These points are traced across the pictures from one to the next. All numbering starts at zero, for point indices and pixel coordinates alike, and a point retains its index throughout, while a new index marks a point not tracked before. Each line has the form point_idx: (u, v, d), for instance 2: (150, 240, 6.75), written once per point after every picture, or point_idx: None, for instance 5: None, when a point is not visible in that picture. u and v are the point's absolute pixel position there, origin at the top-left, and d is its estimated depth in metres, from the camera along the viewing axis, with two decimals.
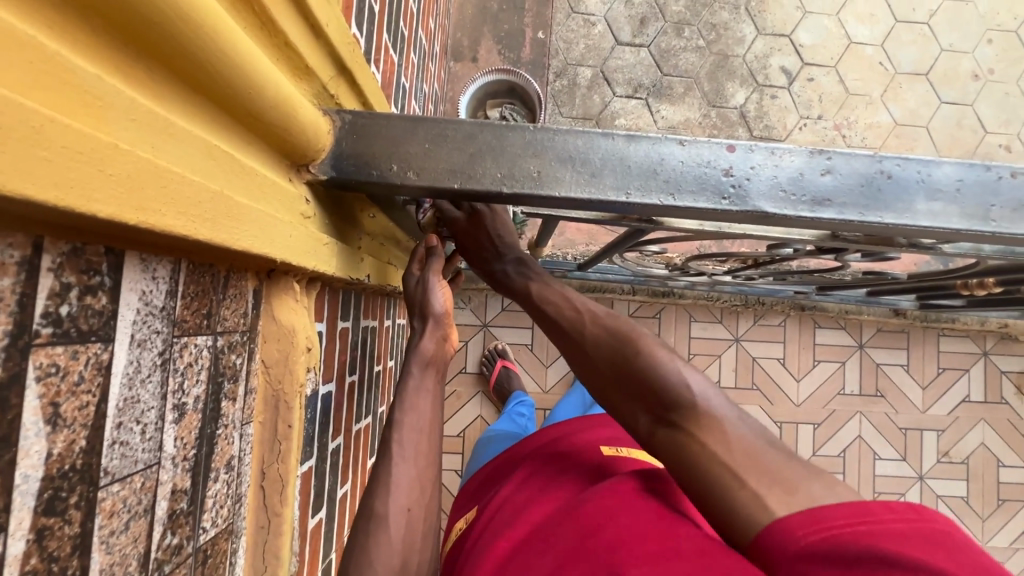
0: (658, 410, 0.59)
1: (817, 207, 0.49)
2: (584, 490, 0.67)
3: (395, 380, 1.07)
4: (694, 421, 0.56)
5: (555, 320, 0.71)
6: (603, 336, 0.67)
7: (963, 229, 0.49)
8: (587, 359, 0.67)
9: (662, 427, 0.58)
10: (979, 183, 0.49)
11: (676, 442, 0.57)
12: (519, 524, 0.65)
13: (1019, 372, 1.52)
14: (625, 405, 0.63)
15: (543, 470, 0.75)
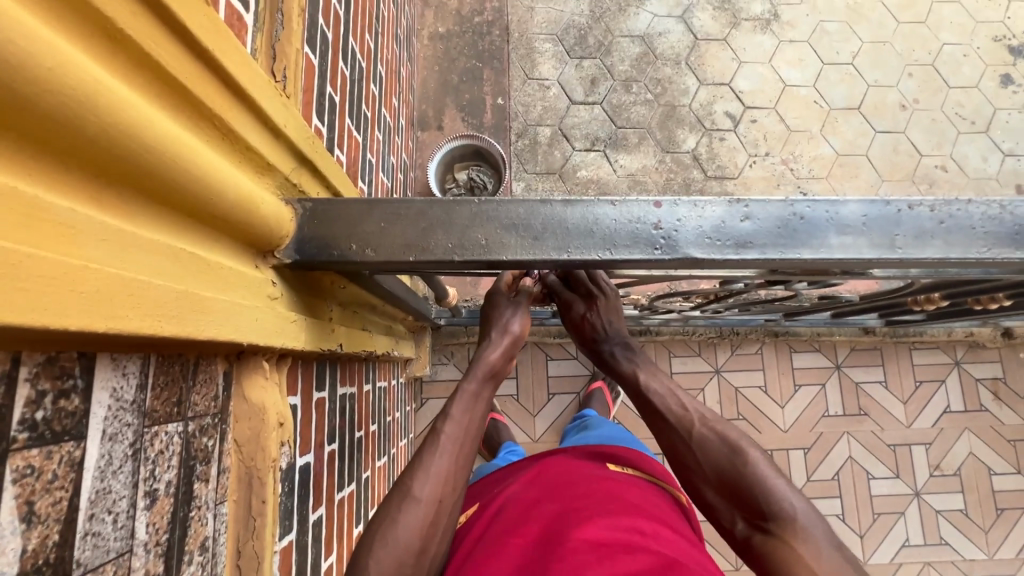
0: (755, 513, 0.63)
1: (741, 249, 0.54)
2: (601, 500, 0.72)
3: (379, 444, 1.08)
4: (787, 532, 0.60)
5: (659, 412, 0.74)
6: (706, 434, 0.69)
7: (874, 258, 0.54)
8: (687, 460, 0.70)
9: (758, 532, 0.63)
10: (881, 216, 0.55)
11: (761, 546, 0.61)
12: (531, 523, 0.70)
13: (993, 378, 1.56)
14: (719, 501, 0.67)
15: (555, 479, 0.81)
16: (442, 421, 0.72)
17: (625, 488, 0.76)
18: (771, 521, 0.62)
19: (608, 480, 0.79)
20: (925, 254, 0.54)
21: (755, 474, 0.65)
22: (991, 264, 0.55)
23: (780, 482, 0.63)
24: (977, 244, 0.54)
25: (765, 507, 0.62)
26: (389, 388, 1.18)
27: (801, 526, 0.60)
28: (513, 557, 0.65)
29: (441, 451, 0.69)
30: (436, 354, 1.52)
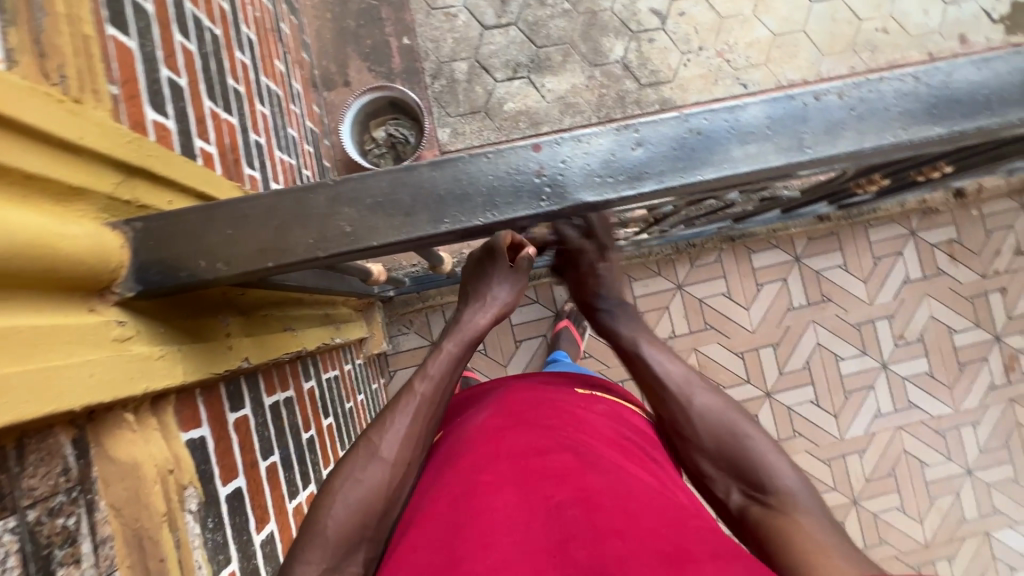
0: (749, 483, 0.62)
1: (636, 182, 0.48)
2: (576, 432, 0.69)
3: (343, 433, 1.05)
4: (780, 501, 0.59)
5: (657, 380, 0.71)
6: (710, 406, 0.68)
7: (783, 164, 0.49)
8: (690, 430, 0.68)
9: (753, 502, 0.61)
10: (786, 115, 0.49)
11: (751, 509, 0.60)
12: (502, 461, 0.64)
13: (949, 241, 1.56)
14: (713, 467, 0.66)
15: (522, 406, 0.75)
16: (418, 377, 0.70)
17: (597, 420, 0.73)
18: (767, 491, 0.61)
19: (583, 412, 0.74)
20: (837, 149, 0.49)
21: (756, 447, 0.64)
22: (909, 146, 0.50)
23: (773, 455, 0.63)
24: (891, 127, 0.49)
25: (763, 478, 0.62)
26: (344, 373, 1.14)
27: (796, 497, 0.59)
28: (488, 500, 0.59)
29: (407, 409, 0.68)
30: (395, 326, 1.47)
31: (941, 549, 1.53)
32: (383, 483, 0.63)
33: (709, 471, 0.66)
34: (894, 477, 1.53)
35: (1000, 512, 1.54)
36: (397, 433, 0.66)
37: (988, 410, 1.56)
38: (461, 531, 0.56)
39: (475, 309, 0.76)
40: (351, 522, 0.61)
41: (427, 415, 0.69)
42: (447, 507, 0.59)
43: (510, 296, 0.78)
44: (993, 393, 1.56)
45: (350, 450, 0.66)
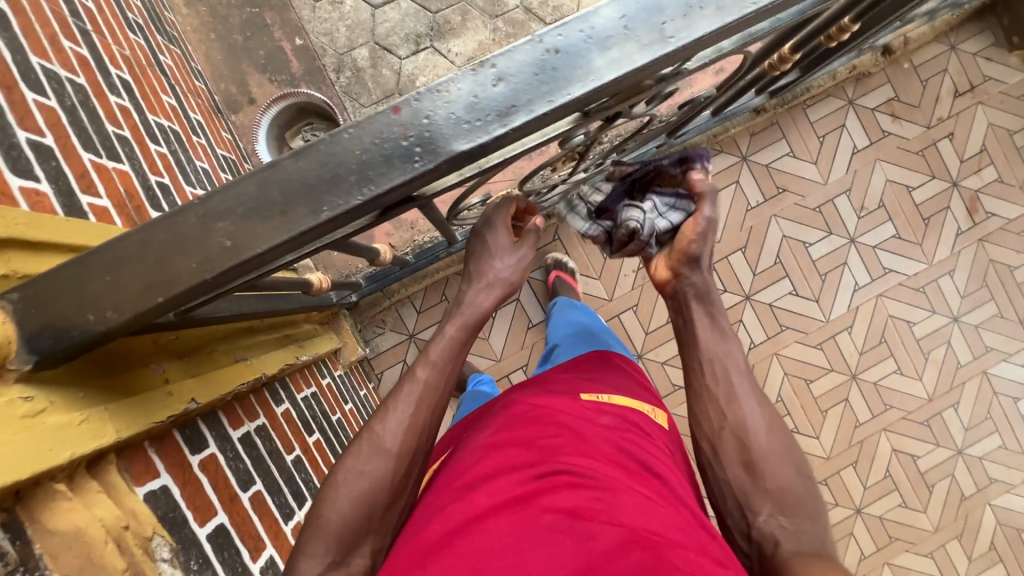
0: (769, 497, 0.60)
1: (506, 119, 0.46)
2: (568, 450, 0.66)
3: (336, 445, 1.05)
4: (806, 545, 0.56)
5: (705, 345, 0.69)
6: (766, 431, 0.64)
7: (649, 60, 0.47)
8: (751, 454, 0.62)
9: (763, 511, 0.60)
10: (640, 9, 0.46)
11: (779, 541, 0.57)
12: (498, 481, 0.62)
13: (888, 101, 1.55)
14: (757, 492, 0.60)
15: (518, 422, 0.72)
16: (421, 364, 0.69)
17: (596, 433, 0.70)
18: (801, 529, 0.57)
19: (582, 424, 0.71)
20: (700, 31, 0.47)
21: (805, 488, 0.61)
22: (774, 9, 0.48)
23: (810, 500, 0.60)
24: None
25: (780, 491, 0.60)
26: (324, 388, 1.13)
27: (823, 548, 0.56)
28: (480, 520, 0.57)
29: (406, 403, 0.67)
30: (369, 329, 1.46)
31: (944, 399, 1.57)
32: (387, 473, 0.64)
33: (750, 497, 0.60)
34: (886, 344, 1.56)
35: (993, 349, 1.58)
36: (395, 424, 0.66)
37: (962, 256, 1.57)
38: (447, 552, 0.54)
39: (477, 288, 0.69)
40: (356, 514, 0.62)
41: (428, 409, 0.68)
42: (434, 529, 0.58)
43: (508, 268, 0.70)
44: (962, 238, 1.57)
45: (355, 442, 0.66)
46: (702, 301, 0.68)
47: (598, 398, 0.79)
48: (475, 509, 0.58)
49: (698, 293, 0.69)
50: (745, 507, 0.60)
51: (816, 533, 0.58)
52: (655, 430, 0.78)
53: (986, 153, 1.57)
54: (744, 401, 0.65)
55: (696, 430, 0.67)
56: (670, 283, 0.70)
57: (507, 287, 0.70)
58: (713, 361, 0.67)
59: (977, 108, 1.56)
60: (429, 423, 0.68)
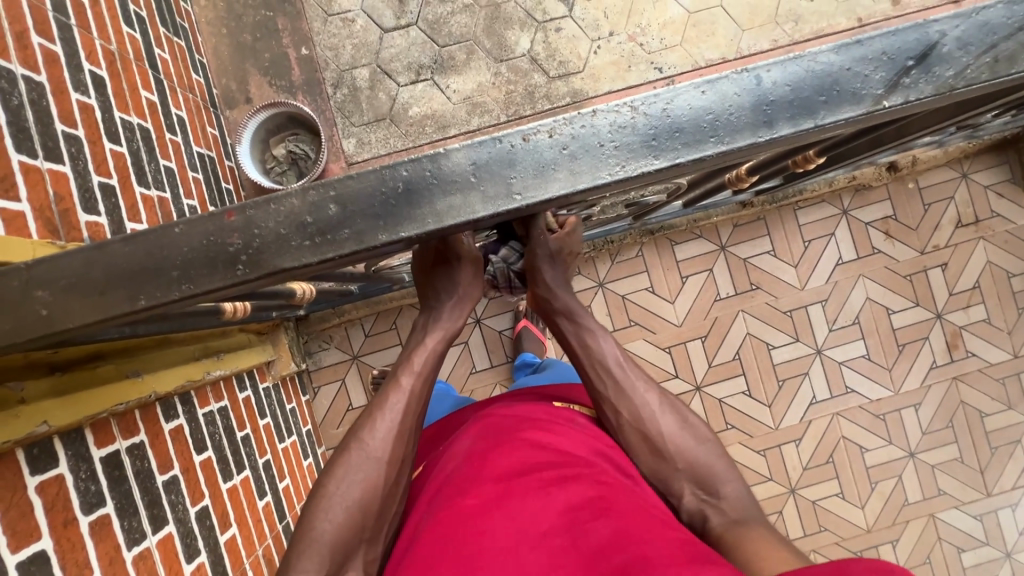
0: (705, 489, 0.68)
1: (337, 244, 0.46)
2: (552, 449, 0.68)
3: (231, 463, 1.04)
4: (731, 512, 0.66)
5: (607, 370, 0.75)
6: (660, 412, 0.73)
7: (492, 214, 0.46)
8: (658, 444, 0.71)
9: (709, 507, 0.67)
10: (492, 159, 0.45)
11: (709, 518, 0.66)
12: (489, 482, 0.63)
13: (884, 218, 1.50)
14: (673, 473, 0.70)
15: (497, 426, 0.74)
16: (404, 372, 0.69)
17: (574, 433, 0.73)
18: (718, 496, 0.67)
19: (556, 423, 0.74)
20: (548, 192, 0.46)
21: (709, 455, 0.70)
22: (635, 182, 0.47)
23: (718, 463, 0.70)
24: (606, 165, 0.46)
25: (717, 484, 0.68)
26: (241, 401, 1.14)
27: (741, 508, 0.66)
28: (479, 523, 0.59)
29: (390, 411, 0.67)
30: (315, 341, 1.48)
31: (884, 533, 1.49)
32: (382, 481, 0.65)
33: (668, 477, 0.70)
34: (833, 464, 1.50)
35: (945, 493, 1.50)
36: (381, 432, 0.66)
37: (931, 390, 1.50)
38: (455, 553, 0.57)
39: (452, 302, 0.73)
40: (350, 520, 0.62)
41: (414, 410, 0.68)
42: (437, 532, 0.59)
43: (473, 285, 0.74)
44: (934, 373, 1.50)
45: (343, 452, 0.65)
46: (567, 318, 0.77)
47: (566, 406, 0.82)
48: (471, 514, 0.60)
49: (563, 312, 0.78)
50: (670, 493, 0.70)
51: (736, 493, 0.68)
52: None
53: (978, 290, 1.50)
54: (634, 391, 0.73)
55: (609, 425, 0.75)
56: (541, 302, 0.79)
57: (475, 297, 0.74)
58: (597, 362, 0.75)
59: (977, 242, 1.50)
60: (416, 424, 0.69)
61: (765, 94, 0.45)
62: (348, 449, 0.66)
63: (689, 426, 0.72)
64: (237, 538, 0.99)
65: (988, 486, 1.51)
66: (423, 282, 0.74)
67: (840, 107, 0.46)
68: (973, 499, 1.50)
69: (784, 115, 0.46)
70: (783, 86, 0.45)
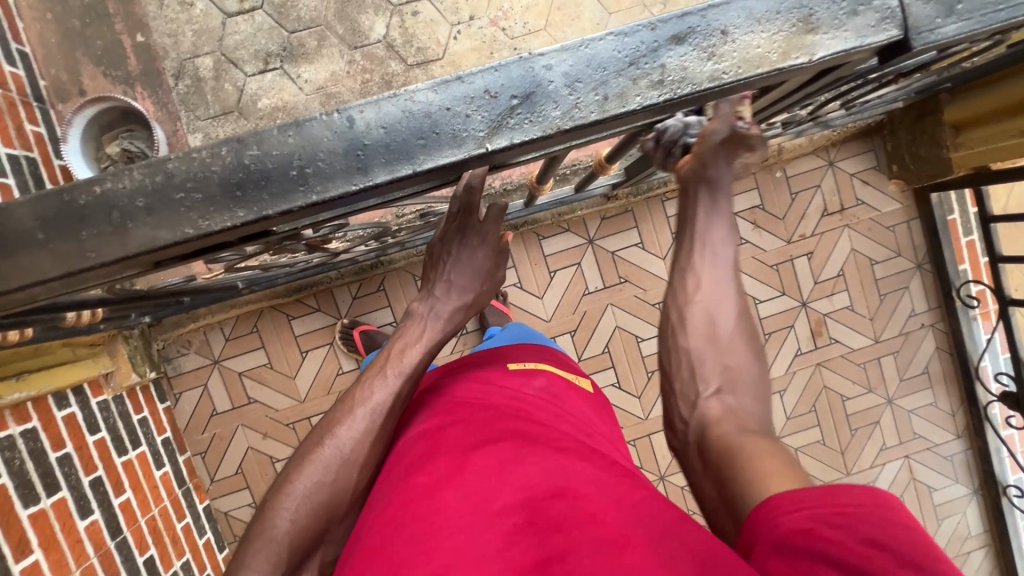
0: (727, 391, 0.62)
1: None
2: (505, 423, 0.67)
3: (38, 487, 1.01)
4: (749, 423, 0.59)
5: (698, 237, 0.63)
6: (734, 313, 0.65)
7: (66, 274, 0.42)
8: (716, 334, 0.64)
9: (725, 415, 0.60)
10: (57, 214, 0.42)
11: (719, 422, 0.60)
12: (443, 458, 0.62)
13: (752, 208, 1.49)
14: (710, 365, 0.63)
15: (463, 403, 0.73)
16: (392, 367, 0.72)
17: (533, 404, 0.73)
18: (743, 406, 0.61)
19: (517, 398, 0.74)
20: (125, 250, 0.42)
21: (754, 374, 0.64)
22: (229, 233, 0.43)
23: (758, 385, 0.63)
24: (186, 220, 0.42)
25: (749, 399, 0.62)
26: (59, 420, 1.10)
27: (761, 425, 0.60)
28: (432, 498, 0.56)
29: (369, 408, 0.69)
30: (173, 347, 1.43)
31: None
32: (352, 485, 0.66)
33: (704, 367, 0.63)
34: None
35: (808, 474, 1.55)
36: (357, 432, 0.67)
37: (795, 377, 1.54)
38: (404, 528, 0.54)
39: (474, 249, 0.77)
40: (312, 522, 0.62)
41: (392, 410, 0.70)
42: (391, 511, 0.57)
43: (483, 282, 0.80)
44: (798, 360, 1.53)
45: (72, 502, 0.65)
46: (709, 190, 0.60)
47: (524, 365, 0.84)
48: (424, 488, 0.58)
49: (708, 183, 0.60)
50: (697, 378, 0.63)
51: (758, 411, 0.61)
52: (585, 402, 0.81)
53: (842, 278, 1.53)
54: (723, 282, 0.64)
55: (669, 299, 0.67)
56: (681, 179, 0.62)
57: (473, 307, 0.80)
58: (702, 239, 0.63)
59: (842, 230, 1.52)
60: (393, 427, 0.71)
61: (357, 137, 0.42)
62: (317, 447, 0.66)
63: (739, 335, 0.65)
64: (41, 562, 0.97)
65: (847, 466, 1.56)
66: (447, 238, 0.76)
67: (438, 150, 0.42)
68: (833, 479, 1.56)
69: (378, 160, 0.42)
70: (377, 129, 0.42)
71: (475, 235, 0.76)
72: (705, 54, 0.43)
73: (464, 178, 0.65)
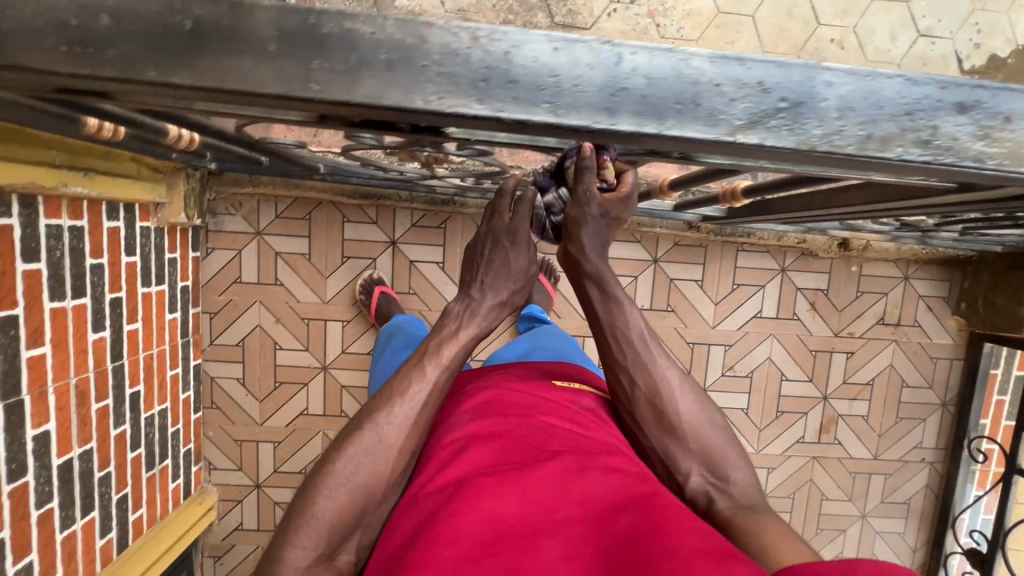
0: (710, 470, 0.70)
1: (95, 63, 0.39)
2: (554, 434, 0.67)
3: (68, 285, 0.99)
4: (739, 496, 0.68)
5: (625, 335, 0.73)
6: (681, 395, 0.72)
7: (280, 94, 0.40)
8: (672, 421, 0.71)
9: (714, 489, 0.69)
10: (299, 33, 0.39)
11: (719, 502, 0.68)
12: (498, 465, 0.62)
13: (816, 289, 1.49)
14: (681, 452, 0.71)
15: (506, 405, 0.72)
16: (431, 361, 0.68)
17: (577, 417, 0.72)
18: (727, 481, 0.70)
19: (561, 409, 0.73)
20: (350, 96, 0.40)
21: (721, 442, 0.71)
22: (453, 121, 0.41)
23: (729, 450, 0.71)
24: (421, 90, 0.40)
25: (725, 469, 0.70)
26: (102, 227, 1.06)
27: (750, 493, 0.69)
28: (492, 502, 0.56)
29: (409, 398, 0.66)
30: (222, 203, 1.40)
31: None
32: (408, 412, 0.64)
33: (676, 456, 0.71)
34: None
35: None
36: (397, 420, 0.65)
37: (788, 461, 1.55)
38: (469, 533, 0.54)
39: (502, 250, 0.75)
40: (351, 505, 0.61)
41: (434, 400, 0.67)
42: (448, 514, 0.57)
43: (515, 281, 0.76)
44: (797, 447, 1.55)
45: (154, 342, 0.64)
46: (597, 285, 0.73)
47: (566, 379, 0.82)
48: (483, 491, 0.58)
49: (592, 277, 0.74)
50: (675, 470, 0.71)
51: (745, 482, 0.70)
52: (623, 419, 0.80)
53: (870, 387, 1.53)
54: (656, 366, 0.72)
55: (620, 395, 0.74)
56: (568, 258, 0.74)
57: (512, 308, 0.77)
58: (619, 333, 0.73)
59: (889, 344, 1.52)
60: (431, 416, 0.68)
61: (619, 77, 0.40)
62: (359, 430, 0.64)
63: (704, 417, 0.72)
64: (46, 358, 0.95)
65: None
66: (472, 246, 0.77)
67: (691, 122, 0.41)
68: None
69: (630, 107, 0.40)
70: (641, 77, 0.40)
71: (502, 238, 0.74)
72: (981, 133, 0.41)
73: (501, 183, 0.75)
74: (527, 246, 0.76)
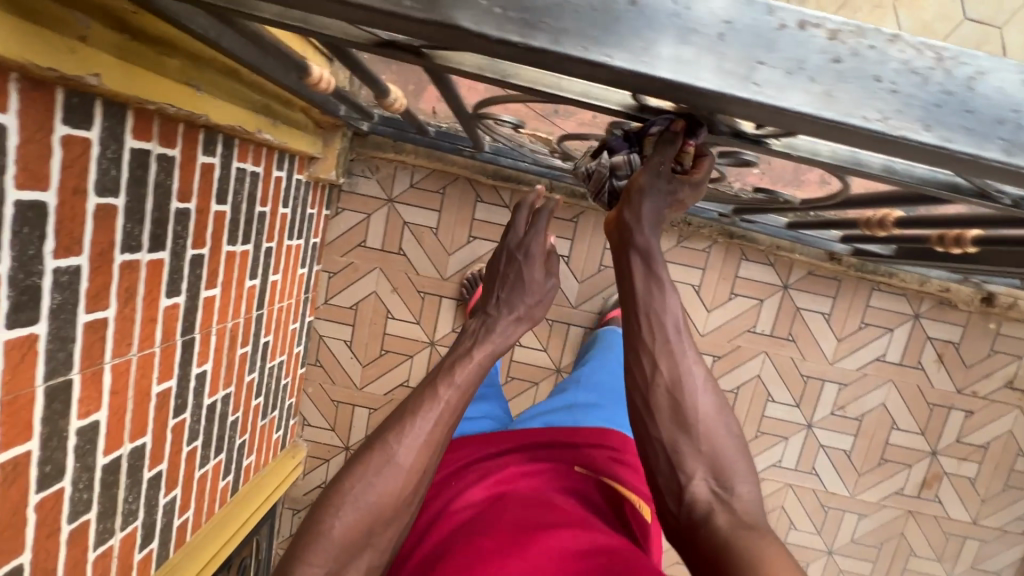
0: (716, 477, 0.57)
1: (529, 32, 0.37)
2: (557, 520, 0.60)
3: (240, 230, 0.99)
4: (743, 513, 0.55)
5: (660, 317, 0.59)
6: (703, 391, 0.59)
7: (713, 90, 0.37)
8: (688, 416, 0.58)
9: (718, 501, 0.56)
10: (751, 29, 0.36)
11: (715, 515, 0.55)
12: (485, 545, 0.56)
13: (947, 341, 1.43)
14: (689, 451, 0.58)
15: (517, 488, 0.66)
16: (444, 382, 0.60)
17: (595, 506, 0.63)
18: (731, 492, 0.57)
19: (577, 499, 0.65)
20: (788, 103, 0.37)
21: (731, 447, 0.58)
22: (882, 143, 0.38)
23: (740, 459, 0.58)
24: (867, 106, 0.37)
25: (732, 478, 0.57)
26: (270, 175, 1.07)
27: (756, 513, 0.56)
28: None
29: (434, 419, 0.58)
30: (360, 164, 1.39)
31: None
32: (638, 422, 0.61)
33: (684, 455, 0.58)
34: None
35: None
36: (420, 441, 0.57)
37: (882, 511, 1.51)
38: None
39: (525, 264, 0.70)
40: (362, 526, 0.54)
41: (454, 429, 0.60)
42: None
43: (535, 302, 0.70)
44: (894, 498, 1.50)
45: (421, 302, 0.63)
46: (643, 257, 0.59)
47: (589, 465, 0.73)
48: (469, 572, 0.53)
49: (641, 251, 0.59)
50: (677, 469, 0.58)
51: (749, 496, 0.57)
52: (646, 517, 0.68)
53: (984, 450, 1.47)
54: (684, 356, 0.59)
55: (633, 382, 0.61)
56: (618, 227, 0.60)
57: (532, 322, 0.70)
58: (655, 316, 0.59)
59: (1013, 409, 1.45)
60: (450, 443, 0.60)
61: None
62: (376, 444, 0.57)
63: (713, 413, 0.59)
64: (216, 300, 0.95)
65: None
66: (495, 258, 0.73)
67: None
68: None
69: None
70: None
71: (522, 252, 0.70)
72: None
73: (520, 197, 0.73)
74: (544, 261, 0.70)
